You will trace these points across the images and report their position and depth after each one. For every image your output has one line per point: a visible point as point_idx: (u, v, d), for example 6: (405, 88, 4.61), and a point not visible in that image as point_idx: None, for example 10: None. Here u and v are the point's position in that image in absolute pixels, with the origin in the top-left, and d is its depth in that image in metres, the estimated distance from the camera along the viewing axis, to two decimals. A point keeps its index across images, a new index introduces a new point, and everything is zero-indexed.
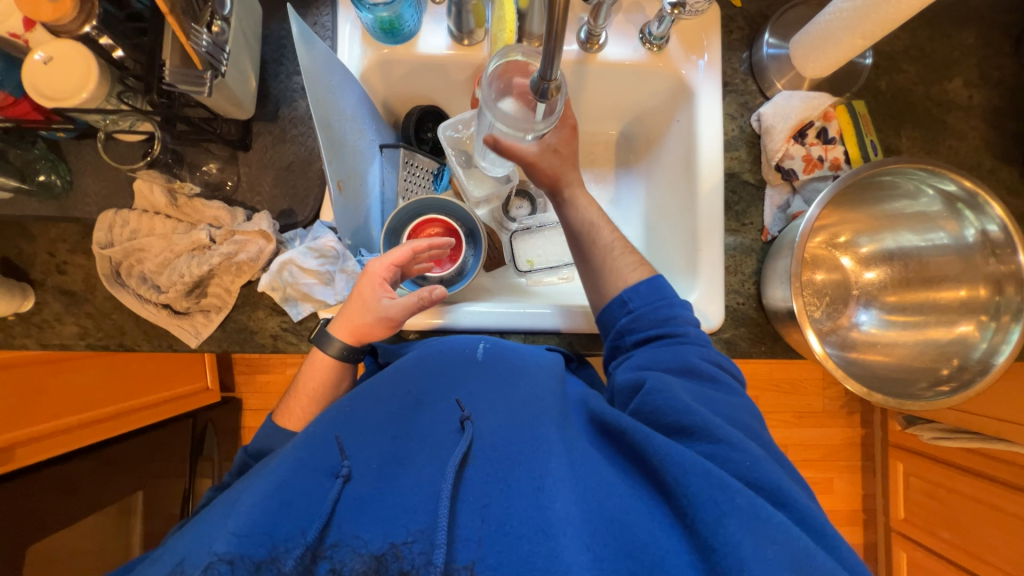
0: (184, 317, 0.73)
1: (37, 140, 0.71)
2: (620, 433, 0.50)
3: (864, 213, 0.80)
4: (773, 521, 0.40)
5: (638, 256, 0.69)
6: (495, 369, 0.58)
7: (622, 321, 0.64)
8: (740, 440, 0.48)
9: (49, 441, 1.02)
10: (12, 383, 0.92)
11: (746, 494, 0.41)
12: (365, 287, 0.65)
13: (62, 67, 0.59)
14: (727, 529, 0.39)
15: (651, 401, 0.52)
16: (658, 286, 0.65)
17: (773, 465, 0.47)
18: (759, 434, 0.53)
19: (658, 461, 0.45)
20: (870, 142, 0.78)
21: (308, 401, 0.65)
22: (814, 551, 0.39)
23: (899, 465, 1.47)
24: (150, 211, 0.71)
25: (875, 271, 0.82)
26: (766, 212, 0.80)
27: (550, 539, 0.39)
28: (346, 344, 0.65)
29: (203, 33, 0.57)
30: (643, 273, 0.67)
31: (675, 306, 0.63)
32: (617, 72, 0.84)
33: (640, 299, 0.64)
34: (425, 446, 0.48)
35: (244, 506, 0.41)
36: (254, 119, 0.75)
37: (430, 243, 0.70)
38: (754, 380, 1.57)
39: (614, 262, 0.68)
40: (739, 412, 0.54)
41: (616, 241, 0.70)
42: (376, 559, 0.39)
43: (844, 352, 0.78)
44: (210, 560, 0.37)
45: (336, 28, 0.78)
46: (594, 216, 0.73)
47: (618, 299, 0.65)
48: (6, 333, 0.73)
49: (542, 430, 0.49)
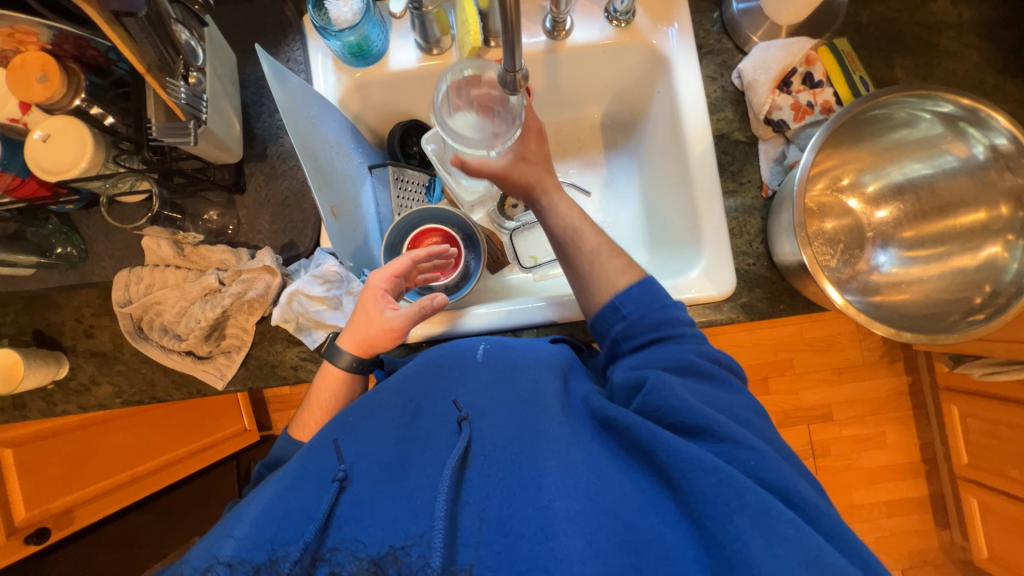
0: (207, 360, 0.75)
1: (49, 215, 0.74)
2: (625, 431, 0.48)
3: (864, 150, 0.77)
4: (784, 516, 0.39)
5: (627, 258, 0.65)
6: (494, 367, 0.57)
7: (616, 328, 0.61)
8: (745, 438, 0.46)
9: (103, 500, 1.05)
10: (58, 450, 0.97)
11: (756, 492, 0.40)
12: (369, 300, 0.66)
13: (58, 141, 0.62)
14: (735, 526, 0.39)
15: (650, 402, 0.50)
16: (650, 287, 0.61)
17: (780, 462, 0.45)
18: (767, 435, 0.51)
19: (665, 457, 0.44)
20: (859, 77, 0.75)
21: (322, 413, 0.66)
22: (826, 549, 0.38)
23: (954, 408, 1.41)
24: (160, 264, 0.74)
25: (887, 208, 0.79)
26: (762, 167, 0.78)
27: (548, 539, 0.39)
28: (354, 355, 0.66)
29: (181, 85, 0.59)
30: (633, 276, 0.64)
31: (670, 310, 0.60)
32: (588, 54, 0.83)
33: (634, 304, 0.61)
34: (425, 450, 0.48)
35: (251, 516, 0.44)
36: (244, 161, 0.77)
37: (429, 252, 0.70)
38: (785, 342, 1.53)
39: (602, 267, 0.65)
40: (755, 422, 0.52)
41: (601, 245, 0.66)
42: (374, 562, 0.38)
43: (867, 297, 0.75)
44: (211, 563, 0.39)
45: (308, 60, 0.80)
46: (577, 221, 0.68)
47: (610, 304, 0.62)
48: (48, 401, 0.77)
49: (540, 425, 0.49)
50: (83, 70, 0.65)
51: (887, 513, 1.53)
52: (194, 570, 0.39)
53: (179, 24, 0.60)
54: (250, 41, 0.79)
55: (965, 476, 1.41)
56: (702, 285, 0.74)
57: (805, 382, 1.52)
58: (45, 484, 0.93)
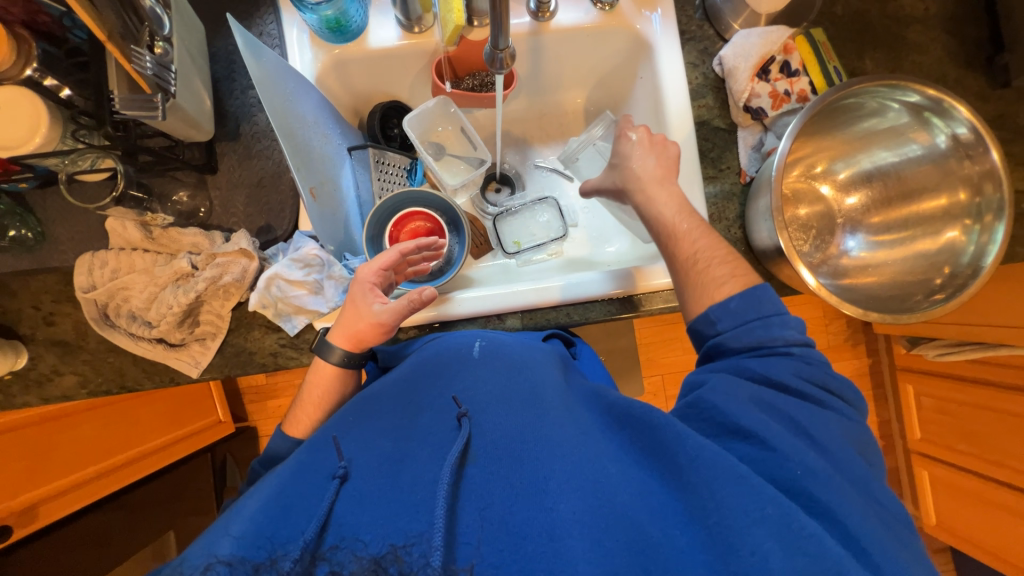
0: (181, 348, 0.72)
1: (0, 194, 0.69)
2: (653, 433, 0.48)
3: (837, 138, 0.80)
4: (806, 530, 0.40)
5: (732, 265, 0.60)
6: (492, 364, 0.59)
7: (709, 339, 0.57)
8: (797, 449, 0.46)
9: (68, 496, 1.01)
10: (21, 444, 0.92)
11: (779, 504, 0.41)
12: (357, 294, 0.65)
13: (9, 114, 0.58)
14: (754, 536, 0.40)
15: (706, 400, 0.50)
16: (754, 299, 0.56)
17: (834, 483, 0.44)
18: (852, 458, 0.48)
19: (687, 461, 0.45)
20: (833, 68, 0.77)
21: (316, 409, 0.65)
22: (846, 563, 0.39)
23: (909, 387, 1.50)
24: (127, 248, 0.70)
25: (856, 195, 0.82)
26: (741, 154, 0.80)
27: (555, 541, 0.40)
28: (345, 351, 0.65)
29: (146, 54, 0.55)
30: (730, 286, 0.58)
31: (774, 325, 0.55)
32: (572, 38, 0.83)
33: (731, 318, 0.56)
34: (425, 447, 0.48)
35: (249, 512, 0.43)
36: (216, 140, 0.74)
37: (417, 245, 0.70)
38: None
39: (701, 275, 0.60)
40: (831, 437, 0.48)
41: (700, 250, 0.61)
42: (376, 561, 0.38)
43: (837, 280, 0.78)
44: (210, 561, 0.39)
45: (283, 35, 0.76)
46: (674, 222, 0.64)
47: (705, 316, 0.58)
48: (5, 393, 0.73)
49: (547, 427, 0.50)
50: (34, 37, 0.60)
51: None
52: (192, 570, 0.39)
53: None
54: (220, 12, 0.75)
55: (917, 451, 1.51)
56: None
57: None
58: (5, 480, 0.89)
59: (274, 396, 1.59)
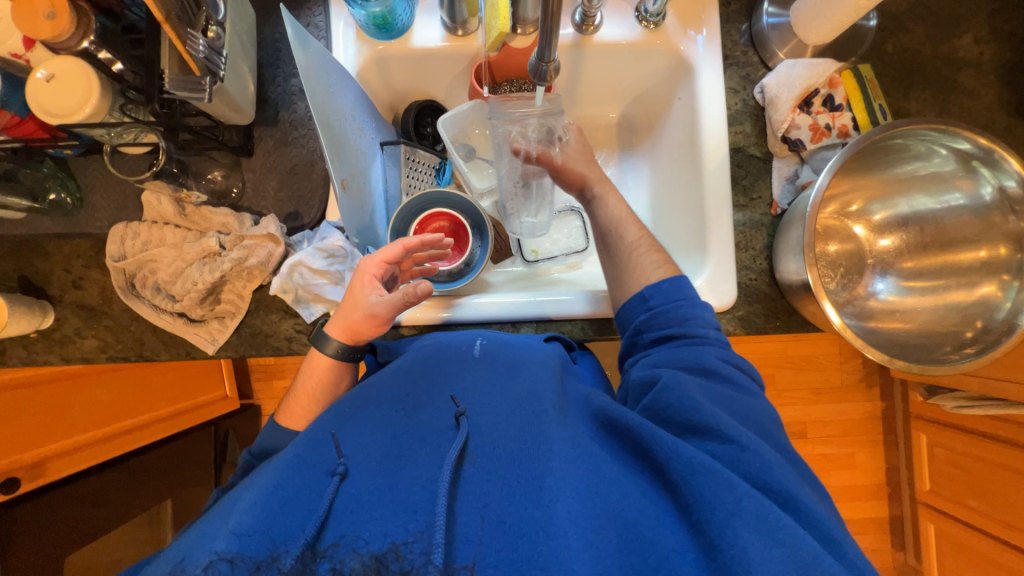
0: (200, 324, 0.74)
1: (46, 159, 0.72)
2: (628, 433, 0.49)
3: (875, 178, 0.79)
4: (781, 522, 0.40)
5: (662, 255, 0.70)
6: (492, 364, 0.59)
7: (640, 318, 0.64)
8: (749, 442, 0.47)
9: (74, 456, 1.03)
10: (33, 401, 0.95)
11: (753, 496, 0.41)
12: (357, 284, 0.66)
13: (62, 83, 0.60)
14: (733, 530, 0.39)
15: (663, 399, 0.52)
16: (680, 285, 0.64)
17: (784, 469, 0.46)
18: (778, 440, 0.52)
19: (664, 460, 0.45)
20: (879, 105, 0.76)
21: (309, 400, 0.66)
22: (822, 554, 0.39)
23: (922, 436, 1.45)
24: (159, 222, 0.72)
25: (890, 237, 0.81)
26: (774, 185, 0.79)
27: (550, 538, 0.39)
28: (342, 343, 0.66)
29: (200, 38, 0.57)
30: (667, 272, 0.67)
31: (695, 306, 0.62)
32: (615, 53, 0.82)
33: (662, 296, 0.63)
34: (424, 444, 0.48)
35: (245, 507, 0.42)
36: (254, 124, 0.75)
37: (421, 241, 0.68)
38: (769, 358, 1.55)
39: (638, 260, 0.70)
40: (763, 425, 0.52)
41: (641, 239, 0.72)
42: (376, 559, 0.38)
43: (862, 322, 0.76)
44: (210, 559, 0.37)
45: (329, 27, 0.78)
46: (623, 215, 0.75)
47: (638, 295, 0.65)
48: (29, 350, 0.75)
49: (542, 425, 0.49)
50: (94, 11, 0.62)
51: None
52: (192, 568, 0.38)
53: None
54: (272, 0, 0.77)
55: (925, 502, 1.47)
56: (705, 295, 0.75)
57: (783, 399, 1.56)
58: (17, 434, 0.91)
59: (281, 376, 1.61)
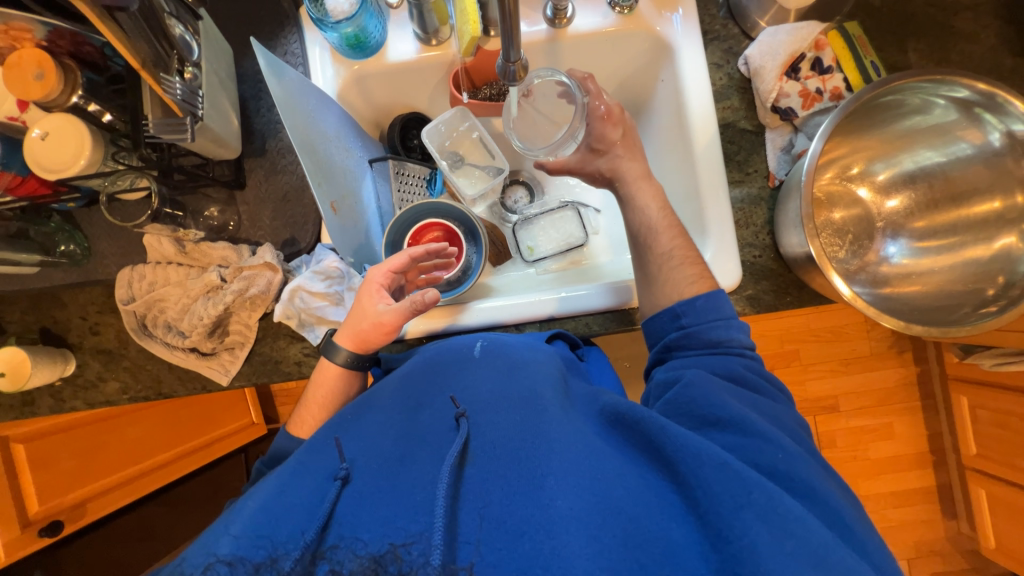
0: (212, 357, 0.75)
1: (52, 213, 0.75)
2: (635, 425, 0.48)
3: (876, 138, 0.76)
4: (790, 514, 0.39)
5: (700, 267, 0.64)
6: (494, 365, 0.58)
7: (671, 335, 0.61)
8: (771, 437, 0.46)
9: (113, 493, 1.07)
10: (70, 443, 1.00)
11: (765, 489, 0.40)
12: (365, 295, 0.67)
13: (57, 140, 0.62)
14: (741, 522, 0.39)
15: (687, 396, 0.51)
16: (716, 301, 0.60)
17: (807, 465, 0.46)
18: (803, 442, 0.51)
19: (672, 453, 0.44)
20: (871, 62, 0.73)
21: (320, 410, 0.66)
22: (833, 545, 0.38)
23: (963, 398, 1.39)
24: (163, 261, 0.74)
25: (897, 197, 0.78)
26: (769, 157, 0.76)
27: (553, 536, 0.39)
28: (351, 352, 0.66)
29: (177, 81, 0.58)
30: (702, 287, 0.62)
31: (731, 327, 0.59)
32: (592, 42, 0.81)
33: (695, 315, 0.60)
34: (425, 447, 0.47)
35: (251, 509, 0.43)
36: (244, 156, 0.76)
37: (427, 249, 0.70)
38: (792, 333, 1.51)
39: (670, 273, 0.65)
40: (783, 421, 0.52)
41: (674, 248, 0.66)
42: (375, 561, 0.38)
43: (876, 289, 0.74)
44: (212, 561, 0.39)
45: (305, 53, 0.78)
46: (655, 220, 0.69)
47: (670, 311, 0.62)
48: (57, 398, 0.78)
49: (546, 422, 0.48)
50: (80, 67, 0.65)
51: (894, 504, 1.53)
52: (194, 570, 0.39)
53: (172, 18, 0.59)
54: (248, 34, 0.78)
55: (973, 467, 1.40)
56: None
57: (809, 374, 1.52)
58: (56, 478, 0.96)
59: None
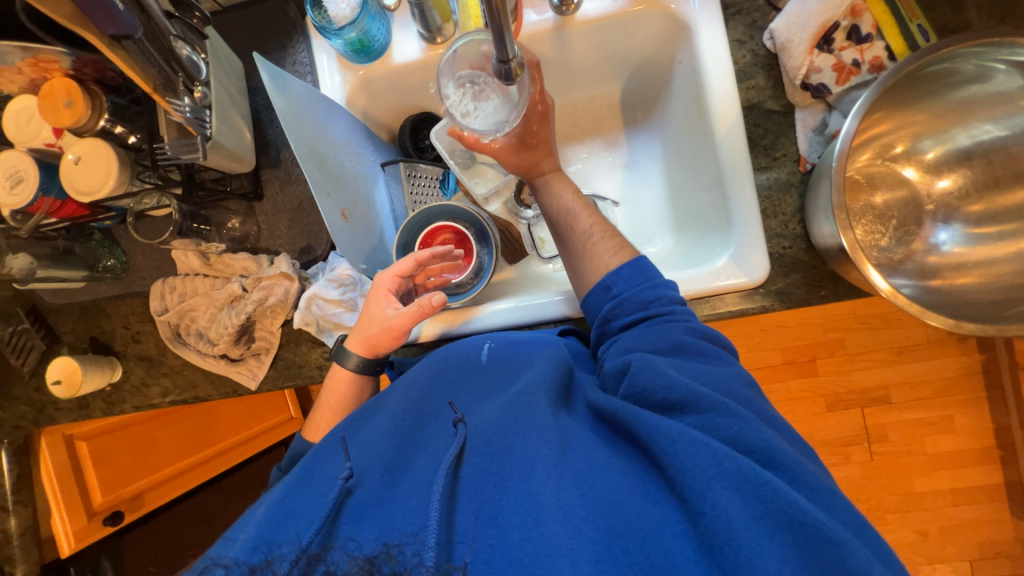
0: (240, 362, 0.79)
1: (93, 232, 0.80)
2: (611, 416, 0.48)
3: (925, 111, 0.68)
4: (765, 481, 0.39)
5: (620, 239, 0.66)
6: (492, 371, 0.58)
7: (606, 307, 0.61)
8: (736, 410, 0.46)
9: (166, 485, 1.16)
10: (125, 440, 1.08)
11: (734, 458, 0.40)
12: (373, 299, 0.68)
13: (87, 164, 0.66)
14: (713, 493, 0.39)
15: (636, 383, 0.49)
16: (642, 267, 0.61)
17: (763, 427, 0.45)
18: (756, 403, 0.50)
19: (646, 435, 0.44)
20: (917, 26, 0.65)
21: (332, 414, 0.67)
22: (806, 508, 0.38)
23: None
24: (191, 273, 0.78)
25: (950, 177, 0.71)
26: (800, 139, 0.70)
27: (539, 525, 0.39)
28: (361, 357, 0.68)
29: (185, 102, 0.61)
30: (626, 257, 0.64)
31: (658, 286, 0.60)
32: (601, 27, 0.77)
33: (624, 283, 0.61)
34: (425, 453, 0.49)
35: (255, 520, 0.45)
36: (260, 168, 0.78)
37: (433, 254, 0.69)
38: (835, 322, 1.41)
39: (594, 248, 0.66)
40: (731, 382, 0.51)
41: (594, 226, 0.68)
42: (368, 561, 0.37)
43: (924, 281, 0.67)
44: (209, 564, 0.40)
45: (313, 61, 0.79)
46: (571, 203, 0.70)
47: (601, 283, 0.62)
48: (108, 401, 0.85)
49: (531, 412, 0.48)
50: (105, 92, 0.68)
51: (954, 502, 1.41)
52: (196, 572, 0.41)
53: (179, 40, 0.60)
54: (258, 47, 0.79)
55: None
56: (731, 273, 0.69)
57: (855, 365, 1.42)
58: (115, 472, 1.05)
59: None
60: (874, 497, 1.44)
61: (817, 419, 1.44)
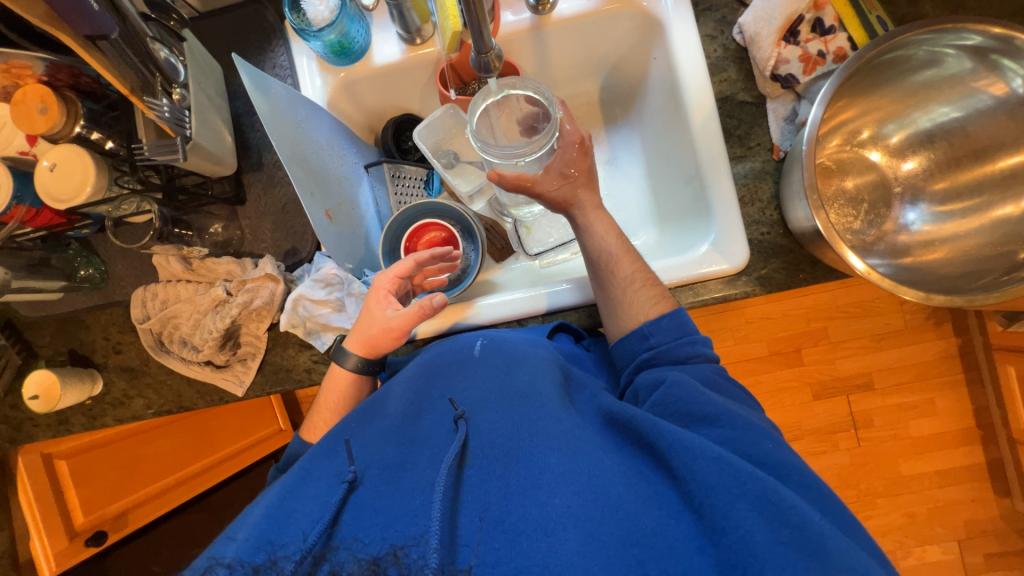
0: (226, 369, 0.77)
1: (70, 241, 0.79)
2: (627, 424, 0.49)
3: (888, 97, 0.71)
4: (785, 501, 0.41)
5: (659, 290, 0.64)
6: (492, 365, 0.57)
7: (642, 354, 0.61)
8: (757, 430, 0.48)
9: (152, 503, 1.13)
10: (108, 458, 1.04)
11: (758, 480, 0.42)
12: (371, 301, 0.67)
13: (63, 170, 0.65)
14: (737, 512, 0.40)
15: (669, 396, 0.52)
16: (682, 321, 0.61)
17: (788, 453, 0.48)
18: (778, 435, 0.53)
19: (665, 448, 0.46)
20: (876, 18, 0.69)
21: (330, 414, 0.67)
22: (825, 529, 0.40)
23: (1010, 368, 1.32)
24: (173, 279, 0.76)
25: (914, 159, 0.74)
26: (772, 128, 0.73)
27: (549, 535, 0.39)
28: (360, 357, 0.67)
29: (163, 102, 0.60)
30: (664, 308, 0.63)
31: (696, 343, 0.61)
32: (578, 26, 0.79)
33: (663, 335, 0.61)
34: (424, 448, 0.48)
35: (255, 520, 0.45)
36: (242, 171, 0.78)
37: (431, 254, 0.70)
38: (818, 311, 1.44)
39: (633, 296, 0.64)
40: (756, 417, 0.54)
41: (635, 273, 0.65)
42: (373, 562, 0.37)
43: (896, 260, 0.70)
44: (211, 564, 0.40)
45: (293, 64, 0.79)
46: (614, 247, 0.66)
47: (638, 332, 0.62)
48: (88, 416, 0.82)
49: (542, 420, 0.48)
50: (80, 98, 0.67)
51: (939, 483, 1.45)
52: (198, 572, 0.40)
53: (156, 43, 0.61)
54: (235, 51, 0.79)
55: None
56: (714, 260, 0.70)
57: (839, 353, 1.45)
58: (99, 490, 1.02)
59: None
60: (863, 482, 1.46)
61: (804, 408, 1.47)
